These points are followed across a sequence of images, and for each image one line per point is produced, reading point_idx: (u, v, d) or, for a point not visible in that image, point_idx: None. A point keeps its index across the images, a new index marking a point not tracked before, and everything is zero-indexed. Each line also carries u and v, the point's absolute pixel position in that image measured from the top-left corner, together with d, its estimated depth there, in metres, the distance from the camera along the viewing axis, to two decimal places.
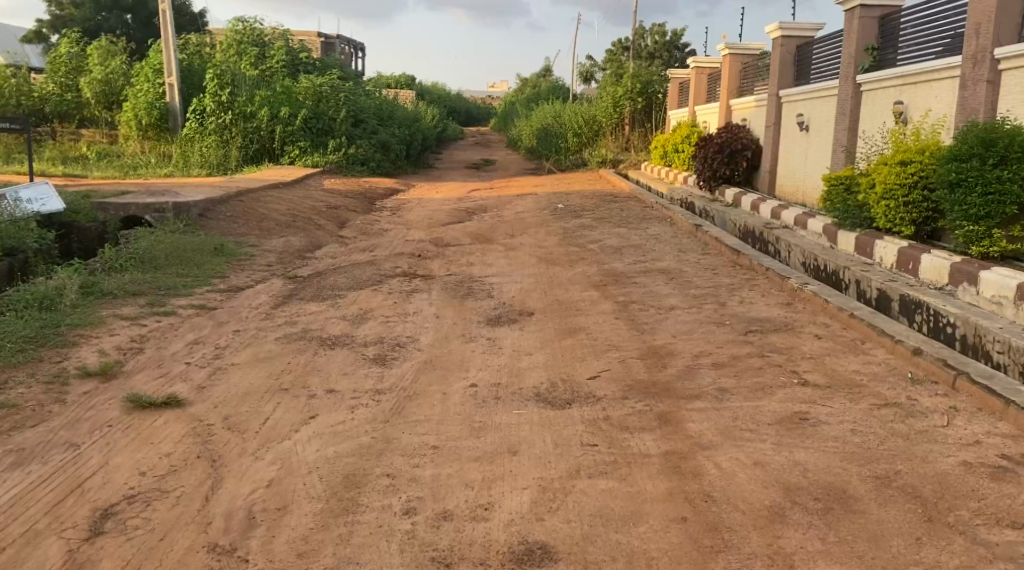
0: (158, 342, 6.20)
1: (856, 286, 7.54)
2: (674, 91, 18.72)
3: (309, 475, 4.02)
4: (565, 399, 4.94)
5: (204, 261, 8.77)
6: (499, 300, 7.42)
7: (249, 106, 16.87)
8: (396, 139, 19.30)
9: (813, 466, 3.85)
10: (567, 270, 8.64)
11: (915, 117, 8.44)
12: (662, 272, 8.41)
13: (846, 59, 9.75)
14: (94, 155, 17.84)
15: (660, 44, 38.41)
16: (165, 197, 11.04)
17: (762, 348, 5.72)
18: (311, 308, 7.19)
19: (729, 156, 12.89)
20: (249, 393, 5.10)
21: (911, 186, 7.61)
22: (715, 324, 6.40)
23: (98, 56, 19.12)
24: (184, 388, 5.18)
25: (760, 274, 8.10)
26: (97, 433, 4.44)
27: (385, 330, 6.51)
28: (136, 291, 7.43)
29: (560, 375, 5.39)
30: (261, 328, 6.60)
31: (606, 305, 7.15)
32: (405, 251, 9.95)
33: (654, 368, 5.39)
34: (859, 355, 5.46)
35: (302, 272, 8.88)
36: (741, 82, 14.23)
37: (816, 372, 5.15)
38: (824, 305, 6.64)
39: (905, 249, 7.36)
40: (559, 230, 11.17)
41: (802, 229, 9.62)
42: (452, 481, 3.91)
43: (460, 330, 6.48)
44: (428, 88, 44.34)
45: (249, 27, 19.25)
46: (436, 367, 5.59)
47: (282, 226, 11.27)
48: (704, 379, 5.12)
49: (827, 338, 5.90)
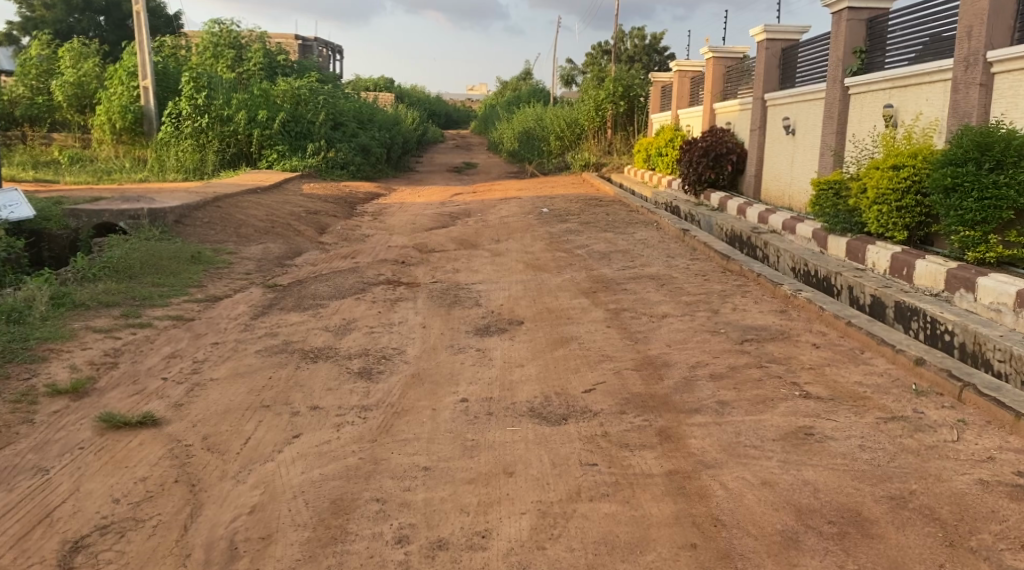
0: (133, 356, 5.96)
1: (849, 292, 7.42)
2: (656, 95, 18.62)
3: (295, 500, 3.80)
4: (560, 414, 4.75)
5: (180, 270, 8.52)
6: (487, 308, 7.23)
7: (226, 110, 16.55)
8: (376, 142, 19.05)
9: (824, 486, 3.69)
10: (555, 276, 8.46)
11: (905, 120, 8.34)
12: (651, 278, 8.25)
13: (834, 61, 9.64)
14: (67, 159, 17.51)
15: (639, 48, 38.44)
16: (140, 203, 10.77)
17: (760, 358, 5.57)
18: (292, 319, 6.96)
19: (714, 159, 12.77)
20: (229, 410, 4.88)
21: (903, 191, 7.50)
22: (710, 333, 6.24)
23: (70, 58, 18.73)
24: (160, 406, 4.95)
25: (751, 280, 7.97)
26: (67, 457, 4.20)
27: (370, 341, 6.30)
28: (110, 301, 7.18)
29: (553, 388, 5.21)
30: (241, 340, 6.37)
31: (597, 313, 6.98)
32: (388, 257, 9.73)
33: (650, 380, 5.22)
34: (860, 365, 5.32)
35: (282, 280, 8.64)
36: (725, 85, 14.13)
37: (818, 383, 5.00)
38: (820, 313, 6.51)
39: (898, 254, 7.24)
40: (544, 235, 11.00)
41: (790, 234, 9.49)
42: (446, 506, 3.71)
43: (447, 341, 6.29)
44: (408, 91, 44.09)
45: (227, 29, 18.98)
46: (425, 381, 5.39)
47: (261, 232, 11.03)
48: (703, 392, 4.96)
49: (825, 347, 5.76)
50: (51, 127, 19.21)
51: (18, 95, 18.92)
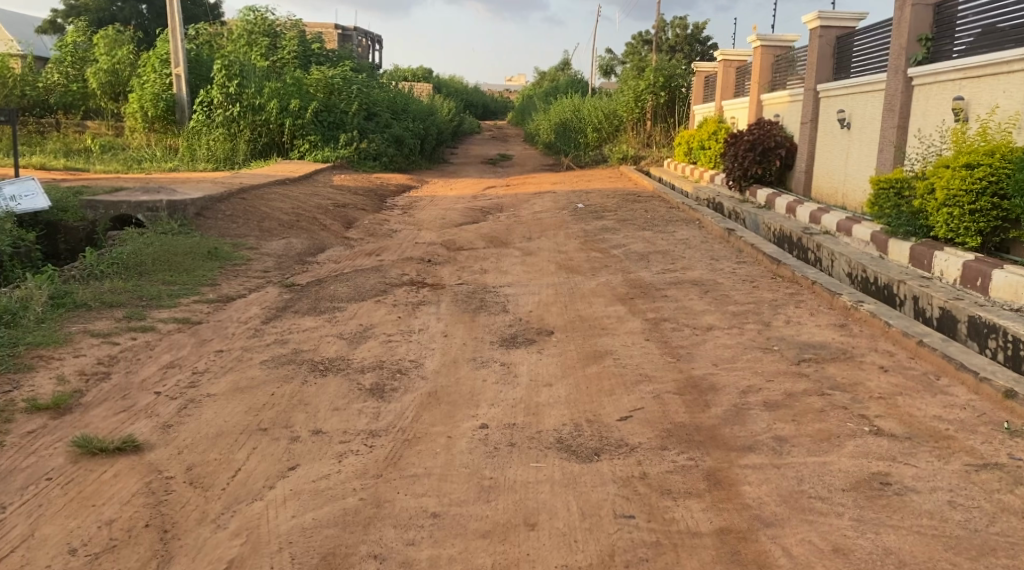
0: (128, 365, 5.44)
1: (913, 304, 6.78)
2: (698, 85, 17.95)
3: (279, 555, 3.36)
4: (591, 448, 4.18)
5: (195, 268, 8.03)
6: (514, 316, 6.65)
7: (258, 98, 16.14)
8: (410, 133, 18.43)
9: (909, 559, 3.20)
10: (590, 280, 7.85)
11: (978, 114, 7.61)
12: (695, 283, 7.60)
13: (897, 49, 8.90)
14: (98, 147, 17.12)
15: (681, 37, 37.54)
16: (160, 194, 10.29)
17: (821, 384, 4.93)
18: (305, 324, 6.42)
19: (762, 154, 12.07)
20: (221, 433, 4.35)
21: (978, 193, 6.79)
22: (762, 350, 5.61)
23: (105, 45, 18.43)
24: (146, 427, 4.43)
25: (805, 288, 7.30)
26: (29, 490, 3.75)
27: (386, 352, 5.75)
28: (114, 302, 6.69)
29: (584, 414, 4.62)
30: (247, 348, 5.84)
31: (634, 323, 6.36)
32: (414, 256, 9.18)
33: (694, 409, 4.63)
34: (936, 396, 4.69)
35: (300, 280, 8.12)
36: (773, 76, 13.39)
37: (890, 417, 4.37)
38: (886, 328, 5.85)
39: (972, 263, 6.56)
40: (580, 233, 10.39)
41: (846, 235, 8.78)
42: (458, 568, 3.27)
43: (470, 353, 5.72)
44: (445, 82, 43.64)
45: (262, 16, 18.58)
46: (441, 402, 4.82)
47: (284, 226, 10.55)
48: (756, 425, 4.36)
49: (895, 371, 5.11)
50: (85, 115, 18.89)
51: (52, 82, 18.65)
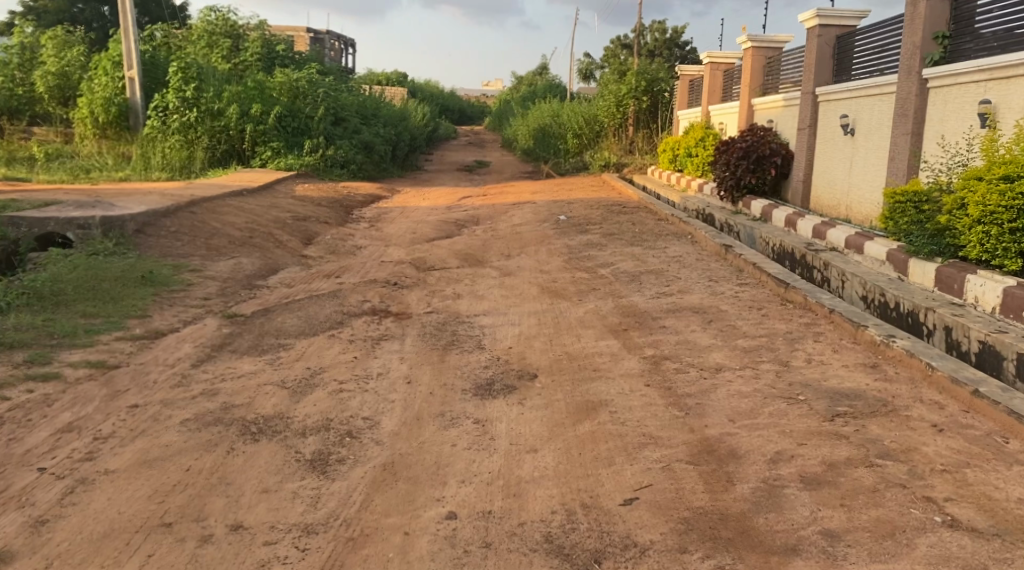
0: (14, 429, 4.38)
1: (945, 335, 5.90)
2: (682, 89, 17.08)
3: None
4: (590, 551, 3.33)
5: (124, 293, 6.96)
6: (490, 354, 5.69)
7: (217, 103, 15.08)
8: (380, 139, 17.50)
9: None
10: (576, 306, 6.92)
11: (1010, 119, 6.76)
12: (695, 311, 6.65)
13: (909, 48, 8.03)
14: (44, 155, 15.88)
15: (660, 41, 36.84)
16: (95, 208, 9.21)
17: (868, 450, 4.00)
18: (242, 369, 5.41)
19: (755, 162, 11.20)
20: (109, 532, 3.45)
21: (1019, 209, 5.91)
22: (786, 401, 4.67)
23: (53, 46, 17.20)
24: (13, 525, 3.51)
25: (821, 316, 6.37)
26: None
27: (335, 407, 4.74)
28: (16, 342, 5.64)
29: (577, 496, 3.68)
30: (168, 403, 4.79)
31: (631, 363, 5.42)
32: (379, 277, 8.22)
33: (714, 487, 3.69)
34: (1012, 467, 3.81)
35: (247, 309, 7.08)
36: (765, 79, 12.51)
37: (964, 501, 3.52)
38: (927, 372, 4.92)
39: (1015, 289, 5.69)
40: (562, 250, 9.43)
41: (855, 252, 7.88)
42: None
43: (437, 407, 4.73)
44: (421, 86, 42.69)
45: (223, 17, 17.50)
46: (399, 479, 3.85)
47: (236, 244, 9.51)
48: (796, 513, 3.48)
49: (953, 432, 4.20)
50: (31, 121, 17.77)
51: None
